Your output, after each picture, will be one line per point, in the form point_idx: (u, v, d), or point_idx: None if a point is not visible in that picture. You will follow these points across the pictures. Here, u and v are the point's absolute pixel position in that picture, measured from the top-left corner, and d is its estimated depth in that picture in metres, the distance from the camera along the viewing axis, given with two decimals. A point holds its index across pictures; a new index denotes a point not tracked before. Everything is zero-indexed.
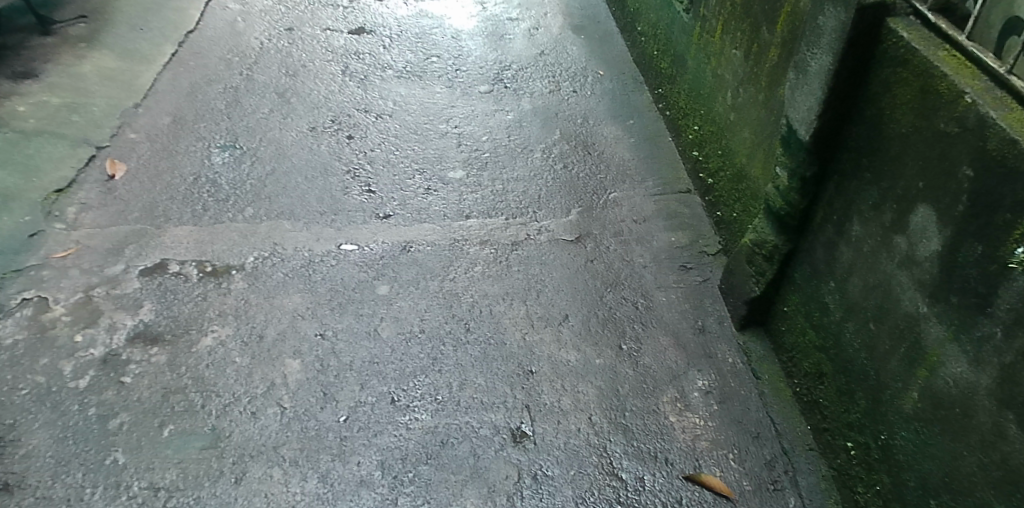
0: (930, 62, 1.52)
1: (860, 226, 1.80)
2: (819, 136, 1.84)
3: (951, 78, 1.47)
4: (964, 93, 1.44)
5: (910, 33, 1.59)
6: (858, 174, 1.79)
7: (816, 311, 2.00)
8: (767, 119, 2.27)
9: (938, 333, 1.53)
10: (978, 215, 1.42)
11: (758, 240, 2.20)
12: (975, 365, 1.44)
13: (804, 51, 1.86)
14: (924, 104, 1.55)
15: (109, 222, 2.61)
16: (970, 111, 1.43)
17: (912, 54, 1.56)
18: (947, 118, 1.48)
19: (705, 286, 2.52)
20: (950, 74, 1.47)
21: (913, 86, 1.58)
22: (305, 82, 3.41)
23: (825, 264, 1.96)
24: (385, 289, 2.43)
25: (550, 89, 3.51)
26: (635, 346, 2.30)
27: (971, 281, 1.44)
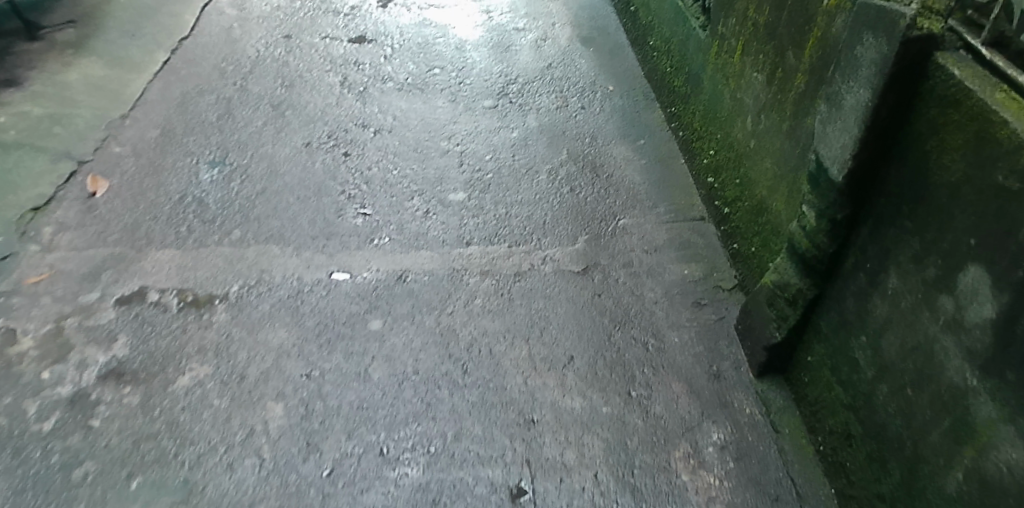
0: (988, 105, 1.35)
1: (897, 279, 1.63)
2: (854, 177, 1.67)
3: (1013, 124, 1.29)
4: None
5: (963, 70, 1.42)
6: (895, 222, 1.62)
7: (845, 366, 1.84)
8: (791, 151, 2.10)
9: (990, 412, 1.38)
10: None
11: (781, 282, 2.04)
12: None
13: (838, 82, 1.69)
14: (978, 152, 1.38)
15: (87, 244, 2.45)
16: None
17: (966, 94, 1.39)
18: (1006, 172, 1.31)
19: (720, 325, 2.35)
20: (1011, 119, 1.30)
21: (967, 132, 1.41)
22: (301, 94, 3.26)
23: (856, 315, 1.79)
24: (378, 324, 2.27)
25: (557, 105, 3.34)
26: (645, 392, 2.14)
27: None
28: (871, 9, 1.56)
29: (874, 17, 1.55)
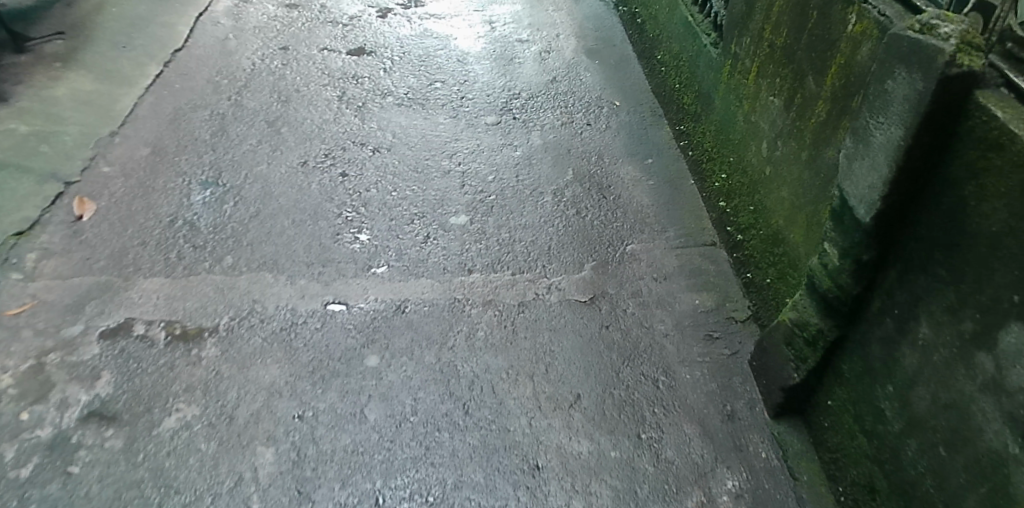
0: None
1: (927, 329, 1.53)
2: (881, 219, 1.56)
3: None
4: None
5: (1005, 111, 1.31)
6: (928, 268, 1.51)
7: (869, 415, 1.74)
8: (811, 182, 1.99)
9: None
10: None
11: (800, 321, 1.93)
12: None
13: (865, 117, 1.58)
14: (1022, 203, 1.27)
15: (71, 271, 2.35)
16: None
17: (1010, 140, 1.28)
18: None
19: (734, 361, 2.25)
20: None
21: (1009, 180, 1.30)
22: (298, 109, 3.15)
23: (882, 362, 1.69)
24: (375, 359, 2.17)
25: (562, 121, 3.24)
26: (655, 435, 2.03)
27: None
28: (904, 41, 1.45)
29: (907, 51, 1.45)
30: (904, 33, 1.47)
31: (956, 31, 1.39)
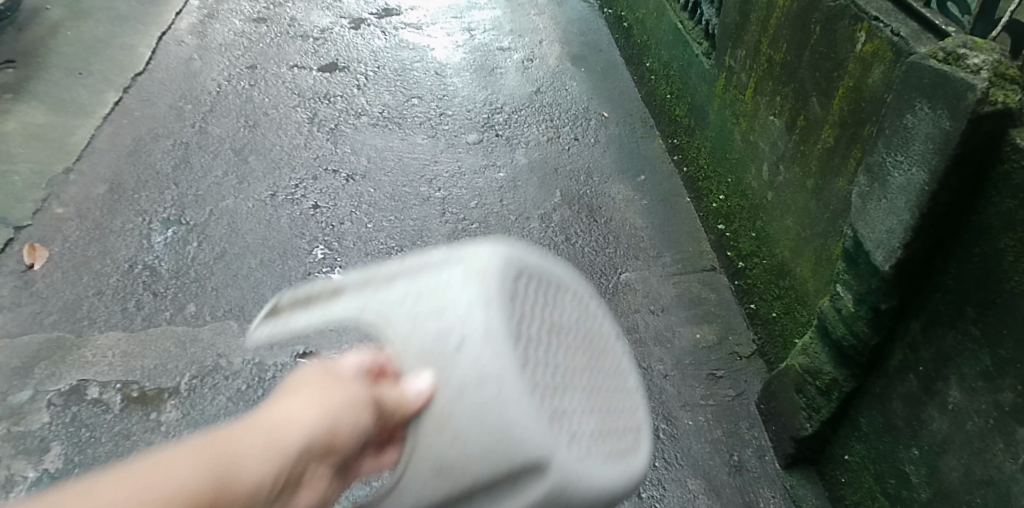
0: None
1: (959, 393, 1.42)
2: (902, 267, 1.45)
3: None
4: None
5: None
6: (958, 324, 1.41)
7: (894, 478, 1.59)
8: (818, 214, 1.92)
9: None
10: None
11: (811, 368, 1.77)
12: None
13: (881, 154, 1.48)
14: None
15: (19, 329, 2.17)
16: None
17: None
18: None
19: (740, 404, 2.08)
20: None
21: None
22: (266, 135, 2.96)
23: (905, 422, 1.56)
24: None
25: (547, 136, 3.05)
26: (657, 493, 1.87)
27: None
28: (925, 74, 1.36)
29: (930, 84, 1.35)
30: (926, 62, 1.37)
31: (987, 63, 1.29)
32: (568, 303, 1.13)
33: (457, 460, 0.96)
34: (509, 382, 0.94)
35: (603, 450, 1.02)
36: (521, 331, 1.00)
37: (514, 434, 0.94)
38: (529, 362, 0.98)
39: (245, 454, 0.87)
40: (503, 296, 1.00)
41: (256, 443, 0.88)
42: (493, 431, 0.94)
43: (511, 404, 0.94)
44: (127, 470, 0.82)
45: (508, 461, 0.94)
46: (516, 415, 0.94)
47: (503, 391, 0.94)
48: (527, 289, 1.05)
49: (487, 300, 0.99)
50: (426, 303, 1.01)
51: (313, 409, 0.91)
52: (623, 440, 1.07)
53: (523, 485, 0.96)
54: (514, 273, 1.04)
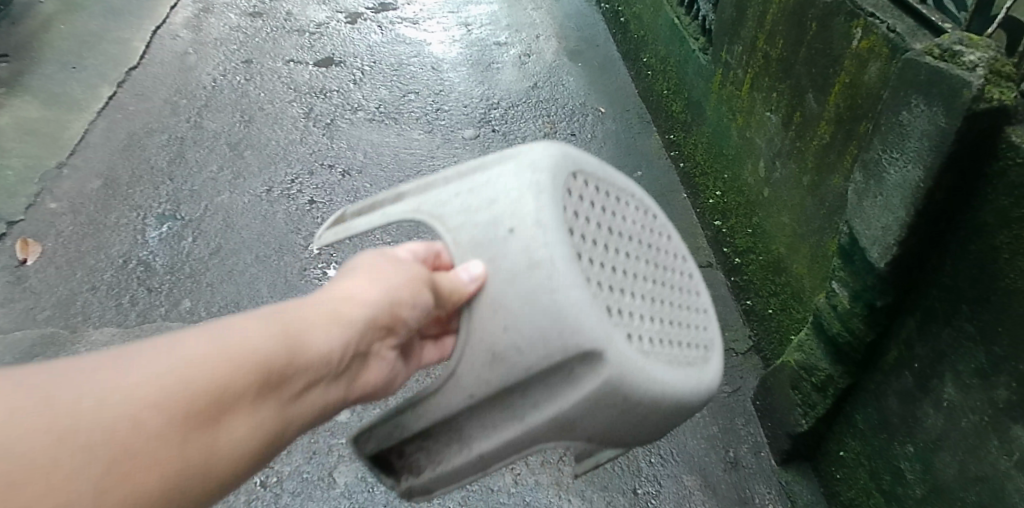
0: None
1: (954, 390, 1.42)
2: (898, 264, 1.45)
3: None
4: None
5: None
6: (953, 321, 1.41)
7: (889, 474, 1.60)
8: (814, 211, 1.92)
9: None
10: None
11: (806, 365, 1.77)
12: None
13: (876, 150, 1.48)
14: None
15: (12, 324, 2.16)
16: None
17: None
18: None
19: (736, 400, 2.08)
20: None
21: None
22: (262, 130, 2.95)
23: (900, 419, 1.56)
24: (345, 414, 1.99)
25: (544, 132, 3.05)
26: (653, 489, 1.87)
27: None
28: (921, 71, 1.36)
29: (925, 81, 1.34)
30: (921, 59, 1.37)
31: (983, 59, 1.28)
32: (615, 220, 1.22)
33: (512, 347, 1.05)
34: (561, 266, 1.03)
35: (651, 345, 1.14)
36: (574, 225, 1.10)
37: (566, 321, 1.02)
38: (580, 254, 1.08)
39: (318, 324, 0.99)
40: (556, 190, 1.10)
41: (326, 314, 1.01)
42: (549, 316, 1.03)
43: (563, 290, 1.02)
44: (216, 340, 0.89)
45: (559, 345, 1.03)
46: (569, 301, 1.02)
47: (554, 276, 1.03)
48: (582, 190, 1.17)
49: (541, 188, 1.08)
50: (479, 197, 1.11)
51: (376, 288, 1.06)
52: (668, 340, 1.18)
53: (576, 376, 1.07)
54: (569, 172, 1.15)
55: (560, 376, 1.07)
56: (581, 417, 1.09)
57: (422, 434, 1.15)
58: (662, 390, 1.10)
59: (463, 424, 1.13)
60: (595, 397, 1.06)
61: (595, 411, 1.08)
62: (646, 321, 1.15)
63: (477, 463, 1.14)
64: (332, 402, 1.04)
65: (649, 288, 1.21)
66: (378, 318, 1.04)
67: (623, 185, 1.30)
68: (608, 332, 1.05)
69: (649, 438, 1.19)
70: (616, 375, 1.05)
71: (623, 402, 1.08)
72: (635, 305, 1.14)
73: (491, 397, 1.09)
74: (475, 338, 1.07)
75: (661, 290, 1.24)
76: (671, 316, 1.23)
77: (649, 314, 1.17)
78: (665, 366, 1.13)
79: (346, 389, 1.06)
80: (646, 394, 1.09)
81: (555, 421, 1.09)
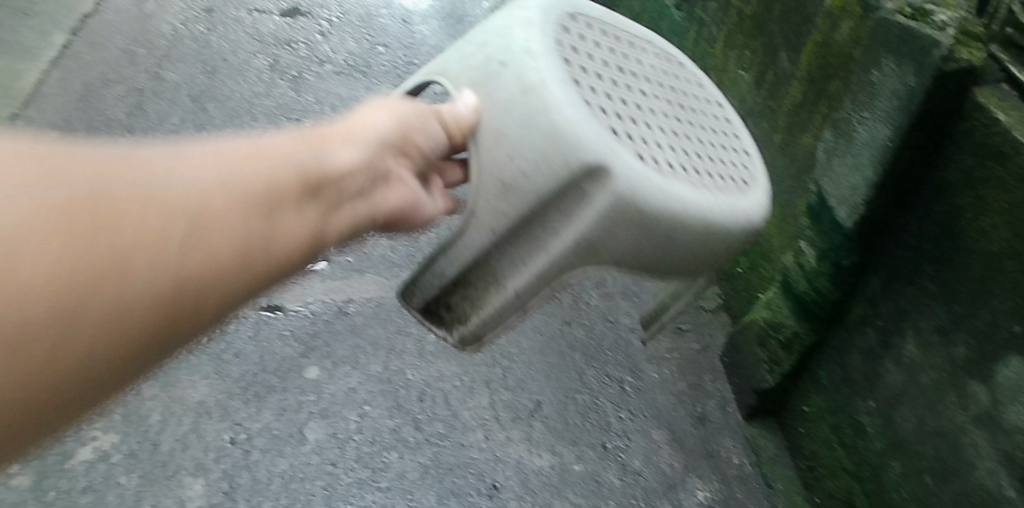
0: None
1: (915, 348, 1.45)
2: (865, 223, 1.48)
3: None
4: None
5: (1008, 113, 1.22)
6: (916, 280, 1.44)
7: (850, 429, 1.64)
8: (784, 170, 1.93)
9: None
10: None
11: (774, 322, 1.81)
12: None
13: (847, 110, 1.50)
14: None
15: None
16: None
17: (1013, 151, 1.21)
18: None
19: (704, 356, 2.11)
20: None
21: (1011, 195, 1.22)
22: (225, 81, 2.85)
23: (862, 375, 1.60)
24: (315, 371, 1.98)
25: None
26: (622, 443, 1.90)
27: None
28: (892, 30, 1.36)
29: (896, 40, 1.35)
30: (894, 18, 1.37)
31: (953, 19, 1.28)
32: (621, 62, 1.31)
33: (518, 174, 1.12)
34: (553, 86, 1.10)
35: (668, 167, 1.17)
36: (572, 58, 1.18)
37: (566, 137, 1.08)
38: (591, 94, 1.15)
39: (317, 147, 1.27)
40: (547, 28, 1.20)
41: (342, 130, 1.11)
42: (548, 136, 1.09)
43: (558, 107, 1.09)
44: (253, 144, 0.95)
45: (569, 165, 1.09)
46: (575, 130, 1.09)
47: (548, 94, 1.10)
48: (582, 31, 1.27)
49: (530, 23, 1.18)
50: (474, 44, 1.22)
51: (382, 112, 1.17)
52: (688, 166, 1.21)
53: (589, 195, 1.11)
54: (565, 13, 1.26)
55: (575, 198, 1.12)
56: (606, 243, 1.16)
57: (458, 281, 1.24)
58: (685, 207, 1.15)
59: (495, 265, 1.21)
60: (610, 216, 1.11)
61: (621, 230, 1.14)
62: (666, 152, 1.19)
63: (518, 294, 1.21)
64: (363, 218, 1.11)
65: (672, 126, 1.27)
66: (390, 139, 1.15)
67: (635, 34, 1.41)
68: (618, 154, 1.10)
69: (684, 269, 1.25)
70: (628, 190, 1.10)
71: (644, 216, 1.12)
72: (647, 131, 1.19)
73: (510, 231, 1.17)
74: (484, 167, 1.15)
75: (685, 132, 1.29)
76: (699, 154, 1.26)
77: (670, 148, 1.21)
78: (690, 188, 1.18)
79: (373, 206, 1.13)
80: (664, 209, 1.13)
81: (579, 245, 1.15)
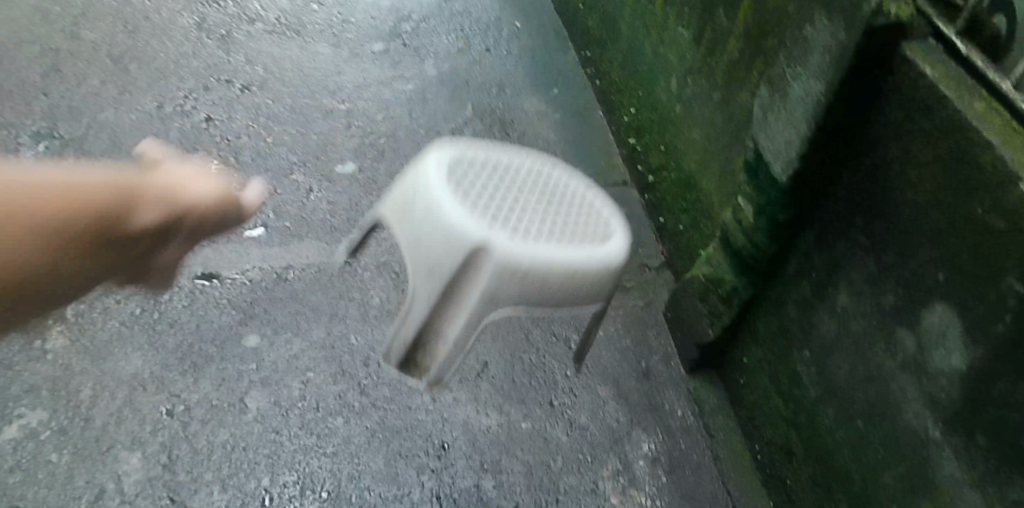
0: (965, 117, 1.19)
1: (847, 298, 1.49)
2: (799, 179, 1.48)
3: (997, 150, 1.14)
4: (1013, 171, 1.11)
5: (935, 67, 1.25)
6: (848, 232, 1.47)
7: (786, 378, 1.69)
8: (723, 126, 1.94)
9: (953, 472, 1.28)
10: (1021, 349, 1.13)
11: (714, 277, 1.84)
12: None
13: (783, 66, 1.49)
14: (954, 176, 1.22)
15: None
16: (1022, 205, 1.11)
17: (940, 104, 1.23)
18: (987, 206, 1.17)
19: (648, 312, 2.14)
20: (997, 143, 1.14)
21: (938, 146, 1.25)
22: (149, 41, 2.70)
23: (798, 326, 1.64)
24: (255, 339, 1.92)
25: (457, 47, 2.93)
26: (568, 400, 1.91)
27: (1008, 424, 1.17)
28: None
29: None
30: None
31: None
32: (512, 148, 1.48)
33: (422, 253, 1.30)
34: (428, 177, 1.29)
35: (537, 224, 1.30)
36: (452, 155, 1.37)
37: (441, 216, 1.25)
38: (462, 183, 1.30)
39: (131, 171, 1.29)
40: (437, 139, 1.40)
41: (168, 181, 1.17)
42: (429, 219, 1.27)
43: (432, 193, 1.27)
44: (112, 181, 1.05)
45: (449, 238, 1.25)
46: (446, 217, 1.25)
47: (423, 187, 1.29)
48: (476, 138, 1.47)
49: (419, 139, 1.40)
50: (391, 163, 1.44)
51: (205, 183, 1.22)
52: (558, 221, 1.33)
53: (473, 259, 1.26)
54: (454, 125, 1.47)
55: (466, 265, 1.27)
56: (503, 292, 1.28)
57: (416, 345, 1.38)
58: (556, 263, 1.27)
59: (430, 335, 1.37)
60: (494, 270, 1.25)
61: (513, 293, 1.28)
62: (543, 215, 1.33)
63: (456, 345, 1.37)
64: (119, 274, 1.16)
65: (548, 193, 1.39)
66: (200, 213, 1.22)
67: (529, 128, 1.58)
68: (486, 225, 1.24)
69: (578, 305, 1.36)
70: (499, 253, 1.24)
71: (523, 273, 1.26)
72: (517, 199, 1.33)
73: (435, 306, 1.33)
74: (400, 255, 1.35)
75: (562, 196, 1.41)
76: (572, 213, 1.38)
77: (544, 213, 1.34)
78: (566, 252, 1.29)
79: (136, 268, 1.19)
80: (532, 253, 1.25)
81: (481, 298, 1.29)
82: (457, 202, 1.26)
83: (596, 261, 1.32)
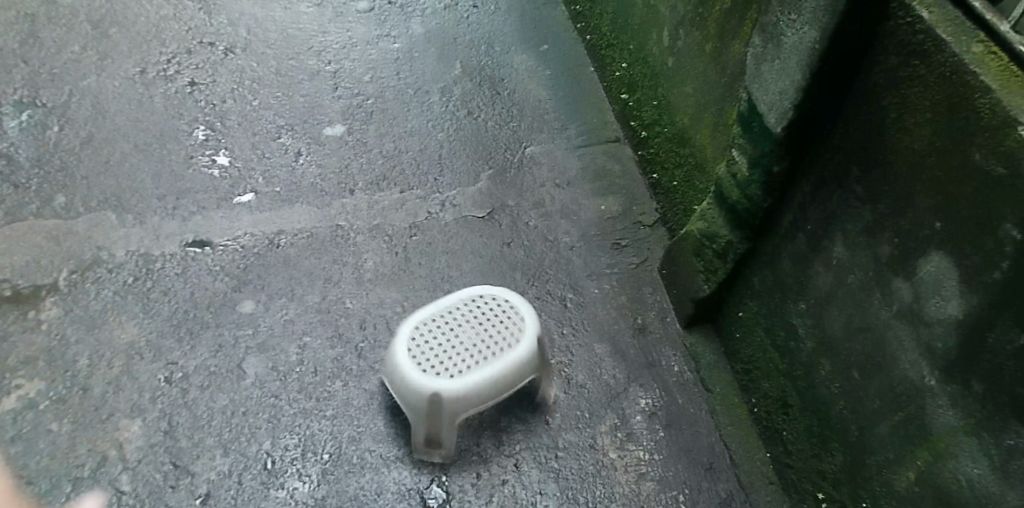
0: (963, 63, 1.17)
1: (843, 249, 1.49)
2: (794, 129, 1.48)
3: (996, 95, 1.13)
4: (1011, 117, 1.10)
5: (931, 11, 1.22)
6: (844, 183, 1.46)
7: (782, 331, 1.70)
8: (716, 78, 1.91)
9: (949, 420, 1.29)
10: (1018, 296, 1.13)
11: (709, 233, 1.83)
12: (1000, 474, 1.21)
13: (776, 13, 1.46)
14: (950, 123, 1.21)
15: None
16: (1020, 151, 1.10)
17: (936, 49, 1.21)
18: (985, 152, 1.16)
19: (643, 270, 2.13)
20: (996, 88, 1.12)
21: (935, 93, 1.23)
22: (128, 5, 2.63)
23: (794, 278, 1.64)
24: (250, 305, 1.92)
25: (444, 4, 2.87)
26: (565, 359, 1.92)
27: (1004, 372, 1.17)
28: None
29: None
30: None
31: None
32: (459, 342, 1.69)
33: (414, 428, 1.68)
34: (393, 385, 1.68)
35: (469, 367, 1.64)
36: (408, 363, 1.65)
37: (410, 412, 1.66)
38: (413, 349, 1.68)
39: None
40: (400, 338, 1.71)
41: None
42: (405, 407, 1.67)
43: (400, 398, 1.67)
44: None
45: (416, 409, 1.64)
46: (407, 386, 1.63)
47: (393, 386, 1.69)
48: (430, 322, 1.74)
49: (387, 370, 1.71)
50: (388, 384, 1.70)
51: None
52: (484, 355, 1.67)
53: (435, 417, 1.63)
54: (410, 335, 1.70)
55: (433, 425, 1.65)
56: (463, 415, 1.65)
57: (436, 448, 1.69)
58: (487, 387, 1.64)
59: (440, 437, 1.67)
60: (448, 402, 1.62)
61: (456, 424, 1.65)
62: (474, 356, 1.67)
63: (450, 441, 1.67)
64: None
65: (486, 343, 1.70)
66: None
67: (473, 301, 1.80)
68: (432, 385, 1.61)
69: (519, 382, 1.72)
70: (444, 393, 1.60)
71: (470, 391, 1.62)
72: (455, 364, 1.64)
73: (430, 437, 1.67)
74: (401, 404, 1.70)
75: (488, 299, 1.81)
76: (497, 329, 1.74)
77: (479, 354, 1.67)
78: (490, 397, 1.66)
79: None
80: (468, 383, 1.62)
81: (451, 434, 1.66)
82: (410, 369, 1.64)
83: (517, 358, 1.69)
